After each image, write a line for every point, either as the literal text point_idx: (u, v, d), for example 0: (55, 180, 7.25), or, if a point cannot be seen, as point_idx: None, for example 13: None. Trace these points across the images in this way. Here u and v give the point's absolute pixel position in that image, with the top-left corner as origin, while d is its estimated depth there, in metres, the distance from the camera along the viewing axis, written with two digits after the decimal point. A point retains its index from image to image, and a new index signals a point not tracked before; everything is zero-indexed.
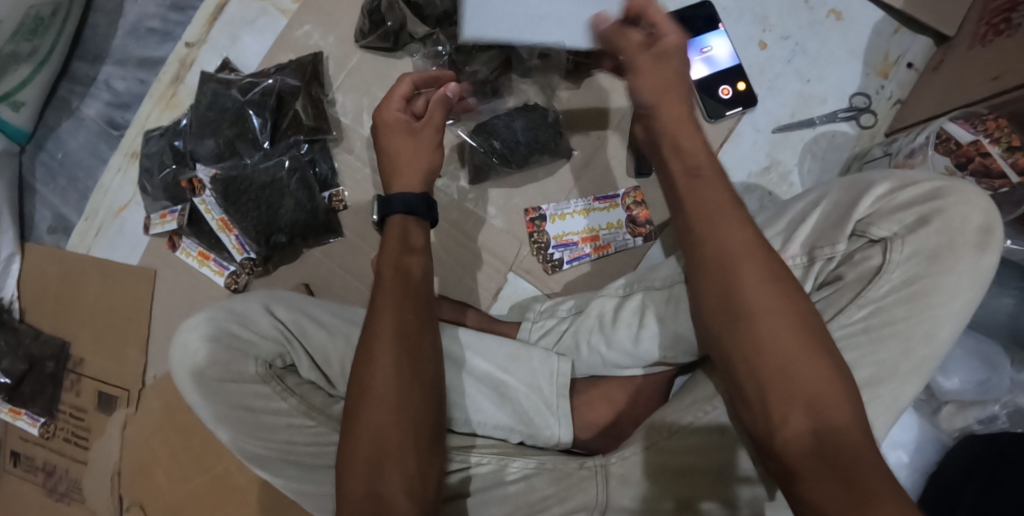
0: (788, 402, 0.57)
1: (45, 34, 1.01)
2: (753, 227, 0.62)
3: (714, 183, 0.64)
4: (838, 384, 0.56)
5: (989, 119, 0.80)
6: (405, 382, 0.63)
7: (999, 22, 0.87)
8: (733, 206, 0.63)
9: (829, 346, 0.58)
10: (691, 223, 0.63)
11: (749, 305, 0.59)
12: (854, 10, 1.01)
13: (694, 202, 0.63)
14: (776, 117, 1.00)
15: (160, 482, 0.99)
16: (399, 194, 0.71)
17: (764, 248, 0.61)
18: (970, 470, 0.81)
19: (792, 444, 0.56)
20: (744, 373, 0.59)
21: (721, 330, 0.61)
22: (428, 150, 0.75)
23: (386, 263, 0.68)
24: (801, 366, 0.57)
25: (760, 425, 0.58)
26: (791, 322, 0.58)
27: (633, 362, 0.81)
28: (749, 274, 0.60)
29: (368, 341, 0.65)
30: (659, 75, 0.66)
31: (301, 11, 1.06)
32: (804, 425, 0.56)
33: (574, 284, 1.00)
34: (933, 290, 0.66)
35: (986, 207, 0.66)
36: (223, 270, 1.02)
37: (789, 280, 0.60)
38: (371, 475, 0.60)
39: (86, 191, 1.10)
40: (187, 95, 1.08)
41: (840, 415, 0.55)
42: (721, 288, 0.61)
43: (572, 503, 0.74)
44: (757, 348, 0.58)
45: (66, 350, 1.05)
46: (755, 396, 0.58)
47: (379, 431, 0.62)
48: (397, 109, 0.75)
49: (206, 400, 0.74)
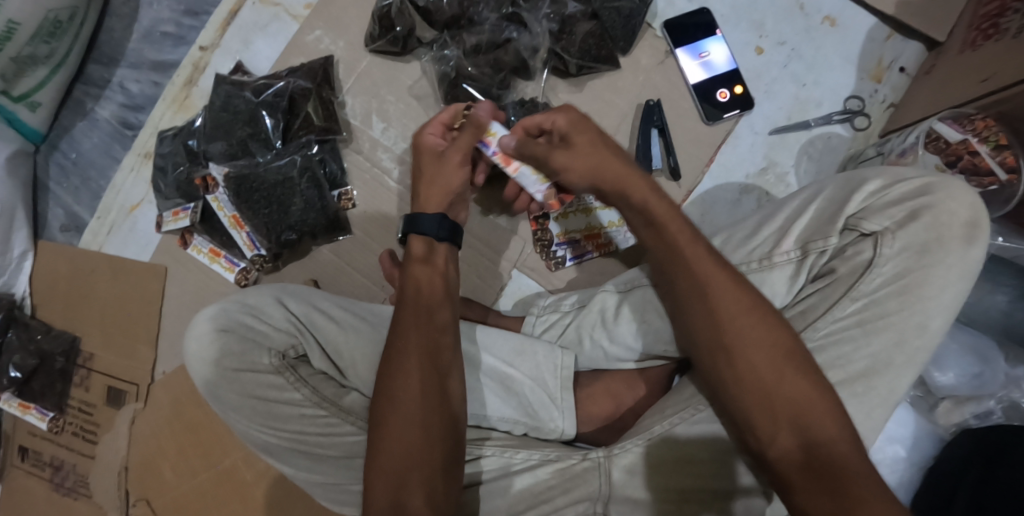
0: (774, 420, 0.62)
1: (63, 37, 1.04)
2: (725, 262, 0.67)
3: (676, 225, 0.69)
4: (820, 400, 0.62)
5: (978, 119, 0.83)
6: (428, 387, 0.66)
7: (988, 27, 0.90)
8: (698, 245, 0.68)
9: (811, 365, 0.63)
10: (665, 263, 0.69)
11: (727, 339, 0.64)
12: (849, 17, 1.04)
13: (662, 245, 0.69)
14: (773, 120, 1.03)
15: (167, 476, 1.00)
16: (423, 215, 0.74)
17: (739, 282, 0.66)
18: (967, 463, 0.82)
19: (784, 459, 0.61)
20: (729, 399, 0.65)
21: (704, 360, 0.67)
22: (455, 171, 0.77)
23: (411, 280, 0.72)
24: (784, 390, 0.62)
25: (753, 441, 0.64)
26: (769, 348, 0.63)
27: (633, 355, 0.83)
28: (724, 308, 0.65)
29: (393, 354, 0.67)
30: (586, 159, 0.72)
31: (312, 17, 1.09)
32: (792, 441, 0.61)
33: (577, 281, 1.03)
34: (924, 283, 0.68)
35: (974, 201, 0.69)
36: (233, 266, 1.05)
37: (767, 307, 0.65)
38: (396, 483, 0.62)
39: (99, 190, 1.13)
40: (200, 97, 1.11)
41: (824, 429, 0.61)
42: (700, 323, 0.66)
43: (576, 493, 0.75)
44: (739, 377, 0.64)
45: (77, 346, 1.07)
46: (742, 418, 0.64)
47: (401, 436, 0.64)
48: (434, 134, 0.78)
49: (219, 390, 0.75)
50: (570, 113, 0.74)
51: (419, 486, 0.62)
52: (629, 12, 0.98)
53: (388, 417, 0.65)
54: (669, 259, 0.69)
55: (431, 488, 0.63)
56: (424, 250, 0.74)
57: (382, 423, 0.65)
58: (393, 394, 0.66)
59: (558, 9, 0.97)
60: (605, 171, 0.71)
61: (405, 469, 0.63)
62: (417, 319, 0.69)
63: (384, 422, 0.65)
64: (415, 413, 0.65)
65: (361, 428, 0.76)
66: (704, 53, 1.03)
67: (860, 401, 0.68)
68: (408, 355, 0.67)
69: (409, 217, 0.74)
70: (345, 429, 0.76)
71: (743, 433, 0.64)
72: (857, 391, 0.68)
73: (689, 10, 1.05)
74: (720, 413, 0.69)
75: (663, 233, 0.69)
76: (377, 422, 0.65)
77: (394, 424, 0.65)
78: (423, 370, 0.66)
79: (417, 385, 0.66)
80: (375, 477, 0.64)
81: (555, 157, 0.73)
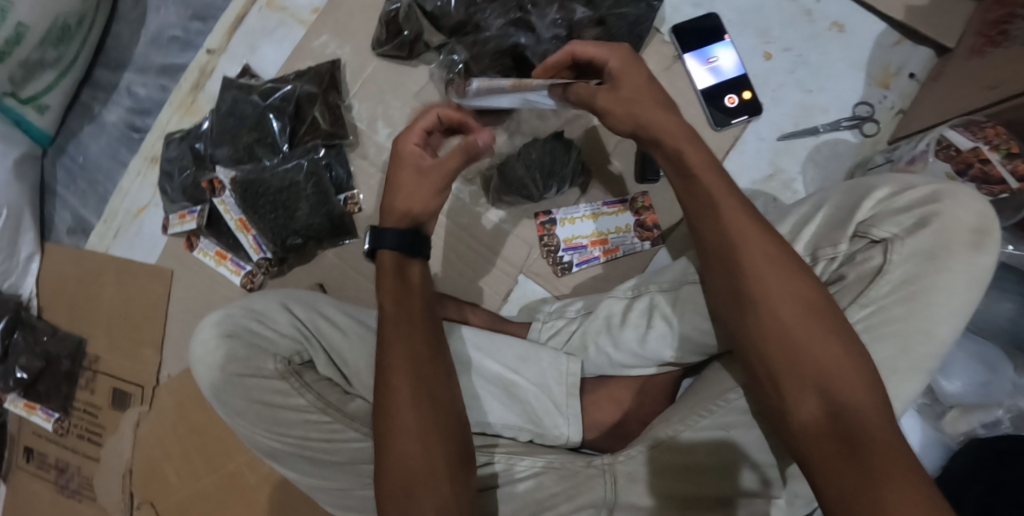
0: (801, 384, 0.60)
1: (71, 41, 1.04)
2: (760, 217, 0.67)
3: (708, 179, 0.68)
4: (848, 363, 0.60)
5: (988, 127, 0.82)
6: (422, 402, 0.67)
7: (996, 34, 0.89)
8: (733, 198, 0.67)
9: (839, 323, 0.61)
10: (696, 217, 0.69)
11: (753, 293, 0.64)
12: (856, 23, 1.04)
13: (697, 199, 0.68)
14: (780, 126, 1.03)
15: (171, 480, 1.00)
16: (389, 230, 0.73)
17: (768, 235, 0.65)
18: (972, 474, 0.82)
19: (807, 425, 0.59)
20: (755, 355, 0.64)
21: (730, 318, 0.66)
22: (428, 193, 0.73)
23: (387, 294, 0.72)
24: (811, 348, 0.61)
25: (776, 404, 0.62)
26: (796, 305, 0.62)
27: (641, 363, 0.82)
28: (754, 260, 0.64)
29: (383, 370, 0.68)
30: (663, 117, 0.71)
31: (318, 22, 1.10)
32: (816, 406, 0.59)
33: (583, 286, 1.02)
34: (933, 291, 0.67)
35: (983, 209, 0.68)
36: (239, 270, 1.05)
37: (793, 263, 0.64)
38: (406, 499, 0.64)
39: (105, 193, 1.13)
40: (207, 101, 1.11)
41: (851, 394, 0.58)
42: (731, 276, 0.66)
43: (579, 501, 0.75)
44: (765, 333, 0.63)
45: (82, 348, 1.07)
46: (767, 376, 0.63)
47: (404, 453, 0.65)
48: (413, 143, 0.75)
49: (225, 395, 0.75)
50: (622, 53, 0.75)
51: (426, 497, 0.64)
52: (635, 18, 0.97)
53: (389, 432, 0.66)
54: (697, 213, 0.68)
55: (442, 500, 0.64)
56: (397, 260, 0.73)
57: (383, 442, 0.66)
58: (388, 410, 0.67)
59: (565, 14, 0.94)
60: (653, 121, 0.71)
61: (413, 488, 0.64)
62: (408, 332, 0.70)
63: (384, 438, 0.66)
64: (413, 425, 0.66)
65: (365, 435, 0.75)
66: (711, 59, 1.03)
67: None
68: (396, 372, 0.67)
69: (374, 230, 0.73)
70: (348, 435, 0.75)
71: (766, 396, 0.63)
72: None
73: (695, 16, 1.05)
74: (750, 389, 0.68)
75: (690, 194, 0.69)
76: (381, 436, 0.67)
77: (397, 440, 0.66)
78: (414, 385, 0.67)
79: (413, 397, 0.66)
80: (384, 487, 0.65)
81: (599, 99, 0.73)
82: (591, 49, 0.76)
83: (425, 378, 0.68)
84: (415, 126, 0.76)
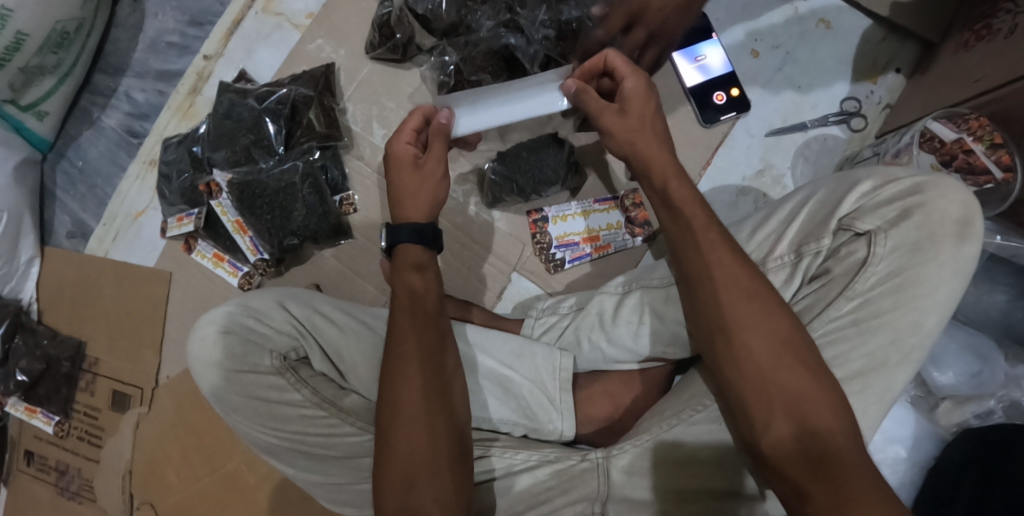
0: (770, 409, 0.62)
1: (70, 47, 1.06)
2: (734, 249, 0.67)
3: (691, 206, 0.70)
4: (818, 391, 0.62)
5: (972, 119, 0.84)
6: (431, 392, 0.68)
7: (981, 28, 0.90)
8: (710, 230, 0.68)
9: (808, 353, 0.63)
10: (678, 244, 0.70)
11: (726, 321, 0.65)
12: (843, 20, 1.05)
13: (678, 227, 0.70)
14: (769, 122, 1.04)
15: (171, 481, 1.01)
16: (404, 223, 0.73)
17: (744, 265, 0.66)
18: (967, 462, 0.82)
19: (779, 447, 0.61)
20: (727, 381, 0.65)
21: (705, 342, 0.67)
22: (433, 182, 0.75)
23: (404, 284, 0.72)
24: (779, 378, 0.62)
25: (746, 427, 0.64)
26: (769, 336, 0.64)
27: (632, 357, 0.83)
28: (727, 291, 0.65)
29: (394, 360, 0.69)
30: (635, 120, 0.73)
31: (313, 26, 1.11)
32: (787, 430, 0.61)
33: (576, 283, 1.03)
34: (918, 281, 0.68)
35: (966, 199, 0.68)
36: (237, 271, 1.06)
37: (765, 292, 0.65)
38: (406, 492, 0.64)
39: (105, 197, 1.15)
40: (204, 106, 1.13)
41: (821, 420, 0.60)
42: (705, 305, 0.67)
43: (575, 494, 0.76)
44: (738, 362, 0.64)
45: (82, 351, 1.08)
46: (738, 401, 0.64)
47: (409, 438, 0.66)
48: (407, 142, 0.76)
49: (221, 392, 0.75)
50: (640, 78, 0.74)
51: (427, 491, 0.64)
52: None
53: (393, 421, 0.67)
54: (681, 240, 0.70)
55: (439, 493, 0.65)
56: (416, 255, 0.73)
57: (385, 433, 0.67)
58: (395, 397, 0.67)
59: (554, 14, 0.94)
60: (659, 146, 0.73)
61: (415, 479, 0.65)
62: (418, 327, 0.70)
63: (388, 426, 0.67)
64: (417, 416, 0.67)
65: (361, 429, 0.77)
66: (700, 57, 1.04)
67: (856, 399, 0.68)
68: (406, 363, 0.68)
69: (388, 227, 0.74)
70: (345, 430, 0.76)
71: (735, 418, 0.65)
72: (853, 390, 0.68)
73: None
74: (723, 409, 0.69)
75: (675, 217, 0.70)
76: (383, 427, 0.67)
77: (400, 429, 0.66)
78: (424, 376, 0.68)
79: (416, 388, 0.67)
80: (383, 482, 0.66)
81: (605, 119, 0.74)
82: (619, 64, 0.75)
83: (437, 372, 0.69)
84: (404, 125, 0.77)
